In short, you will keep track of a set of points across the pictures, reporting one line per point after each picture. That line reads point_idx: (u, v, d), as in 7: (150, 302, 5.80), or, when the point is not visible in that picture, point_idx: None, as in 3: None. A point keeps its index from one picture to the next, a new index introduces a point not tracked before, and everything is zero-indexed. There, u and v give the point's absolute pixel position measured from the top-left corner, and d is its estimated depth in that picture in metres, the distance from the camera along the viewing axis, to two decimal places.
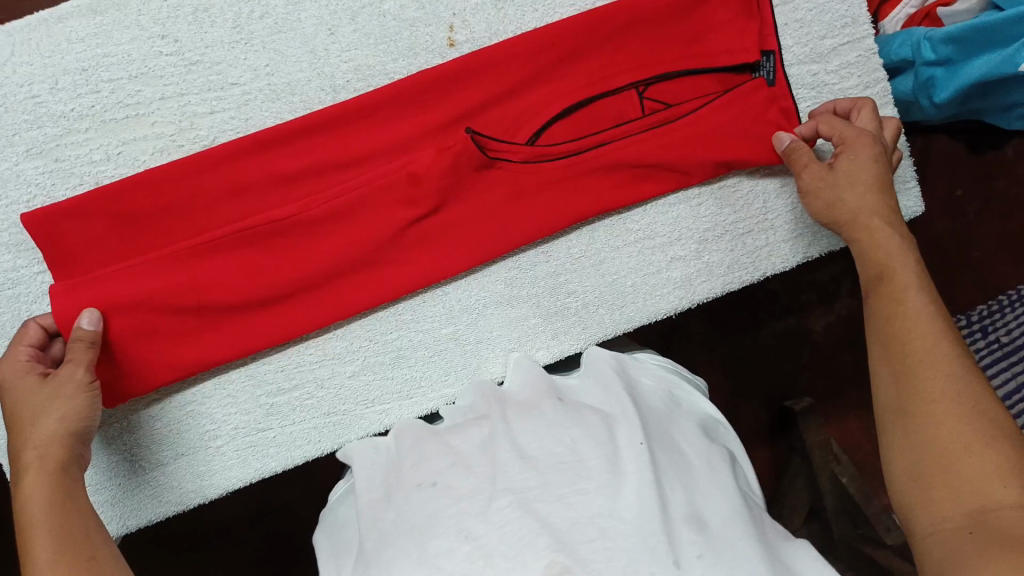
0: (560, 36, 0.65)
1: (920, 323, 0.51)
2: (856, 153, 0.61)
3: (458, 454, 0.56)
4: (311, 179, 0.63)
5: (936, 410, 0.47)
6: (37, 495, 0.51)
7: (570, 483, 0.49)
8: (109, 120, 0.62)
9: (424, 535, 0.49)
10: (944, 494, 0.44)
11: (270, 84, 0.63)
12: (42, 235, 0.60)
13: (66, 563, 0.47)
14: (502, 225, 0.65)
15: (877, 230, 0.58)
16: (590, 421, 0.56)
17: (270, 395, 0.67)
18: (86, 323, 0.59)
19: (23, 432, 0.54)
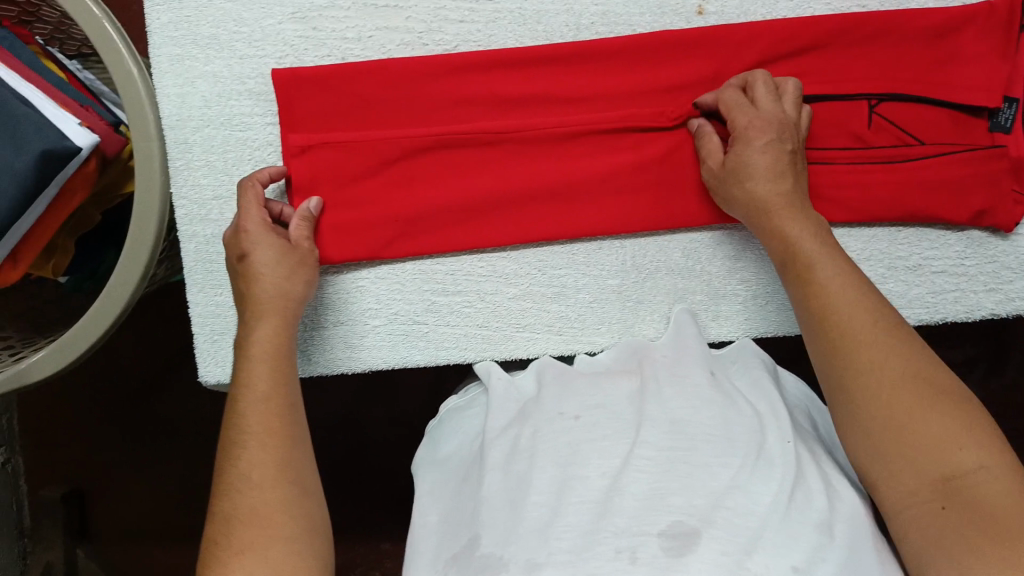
0: (806, 29, 0.65)
1: (866, 318, 0.51)
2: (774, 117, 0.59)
3: (607, 395, 0.59)
4: (533, 106, 0.67)
5: (876, 403, 0.48)
6: (265, 341, 0.57)
7: (714, 453, 0.52)
8: (370, 4, 0.67)
9: (572, 457, 0.53)
10: (897, 468, 0.46)
11: (521, 9, 0.66)
12: (284, 93, 0.66)
13: (276, 400, 0.54)
14: (695, 200, 0.67)
15: (784, 215, 0.57)
16: (738, 411, 0.56)
17: (435, 293, 0.70)
18: (312, 208, 0.65)
19: (281, 289, 0.60)
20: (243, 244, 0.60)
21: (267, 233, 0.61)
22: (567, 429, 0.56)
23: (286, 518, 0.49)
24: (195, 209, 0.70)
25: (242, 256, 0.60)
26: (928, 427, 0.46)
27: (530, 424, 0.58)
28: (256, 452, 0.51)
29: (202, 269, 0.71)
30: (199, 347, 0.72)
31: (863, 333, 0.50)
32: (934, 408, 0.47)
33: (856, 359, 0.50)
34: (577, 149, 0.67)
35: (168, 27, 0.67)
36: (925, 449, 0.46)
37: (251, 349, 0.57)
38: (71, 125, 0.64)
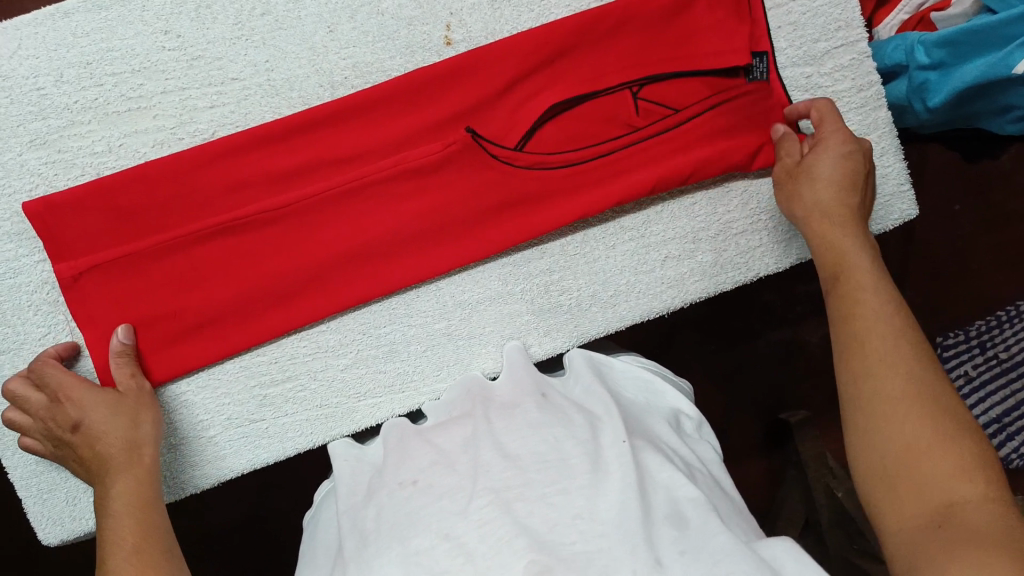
0: (553, 35, 0.65)
1: (881, 315, 0.52)
2: (835, 145, 0.61)
3: (441, 451, 0.57)
4: (307, 174, 0.64)
5: (893, 414, 0.47)
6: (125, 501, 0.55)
7: (552, 481, 0.51)
8: (111, 113, 0.63)
9: (410, 528, 0.51)
10: (886, 497, 0.46)
11: (270, 79, 0.64)
12: (41, 224, 0.61)
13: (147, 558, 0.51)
14: (487, 229, 0.66)
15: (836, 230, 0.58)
16: (555, 418, 0.57)
17: (264, 386, 0.67)
18: (124, 337, 0.62)
19: (119, 436, 0.58)
20: (71, 415, 0.58)
21: (80, 391, 0.59)
22: (405, 497, 0.54)
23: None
24: None
25: (74, 425, 0.58)
26: (900, 482, 0.45)
27: (377, 500, 0.56)
28: None
29: (11, 430, 0.65)
30: (30, 510, 0.67)
31: (900, 360, 0.49)
32: (946, 433, 0.45)
33: (862, 403, 0.49)
34: (364, 209, 0.65)
35: None
36: (904, 495, 0.45)
37: (119, 521, 0.54)
38: None
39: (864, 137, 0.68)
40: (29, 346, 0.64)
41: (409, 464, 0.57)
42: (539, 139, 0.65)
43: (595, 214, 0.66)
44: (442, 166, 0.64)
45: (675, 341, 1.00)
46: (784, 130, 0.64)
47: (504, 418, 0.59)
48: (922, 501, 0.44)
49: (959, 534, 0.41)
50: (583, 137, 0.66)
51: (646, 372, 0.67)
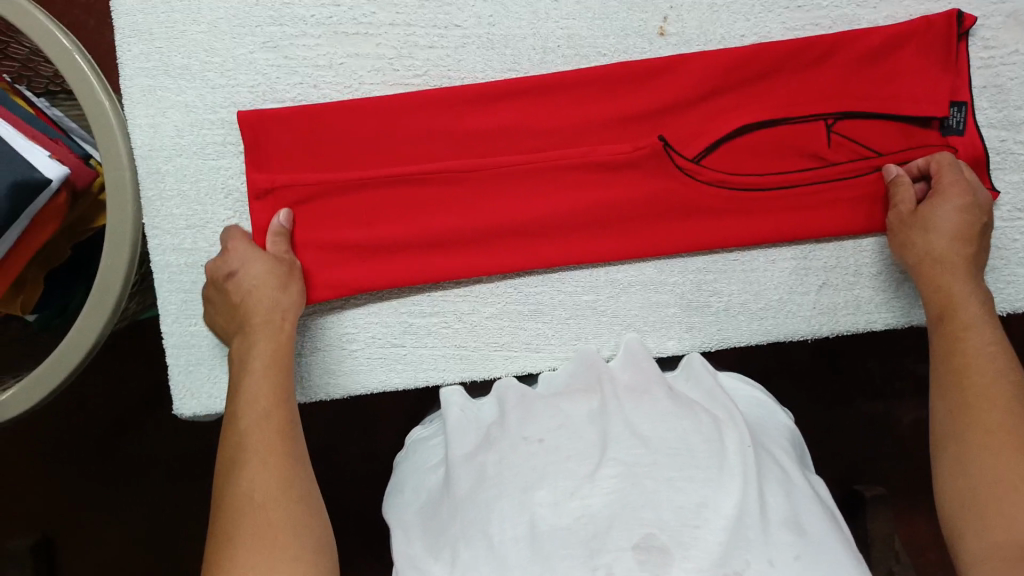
0: (761, 56, 0.67)
1: (985, 357, 0.58)
2: (949, 200, 0.63)
3: (568, 417, 0.58)
4: (500, 137, 0.68)
5: (986, 452, 0.54)
6: (258, 366, 0.60)
7: (679, 467, 0.51)
8: (340, 32, 0.67)
9: (534, 480, 0.52)
10: (993, 521, 0.51)
11: (490, 33, 0.68)
12: (250, 132, 0.66)
13: (272, 412, 0.58)
14: (653, 228, 0.69)
15: (945, 276, 0.63)
16: (679, 409, 0.57)
17: (412, 315, 0.70)
18: (286, 220, 0.66)
19: (264, 298, 0.63)
20: (228, 264, 0.63)
21: (240, 253, 0.64)
22: (532, 453, 0.55)
23: (289, 530, 0.52)
24: (169, 239, 0.69)
25: (230, 272, 0.63)
26: (1020, 516, 0.50)
27: (497, 449, 0.57)
28: (256, 470, 0.55)
29: (177, 299, 0.70)
30: (172, 378, 0.71)
31: (995, 413, 0.55)
32: None
33: (983, 441, 0.54)
34: (545, 183, 0.68)
35: (140, 58, 0.67)
36: (1017, 528, 0.50)
37: (244, 372, 0.60)
38: (40, 157, 0.67)
39: None
40: (213, 227, 0.69)
41: (539, 421, 0.58)
42: (723, 152, 0.68)
43: (759, 238, 0.68)
44: (629, 165, 0.67)
45: (777, 384, 0.99)
46: (897, 171, 0.66)
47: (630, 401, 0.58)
48: (1011, 535, 0.50)
49: None
50: (766, 160, 0.68)
51: (759, 391, 0.67)
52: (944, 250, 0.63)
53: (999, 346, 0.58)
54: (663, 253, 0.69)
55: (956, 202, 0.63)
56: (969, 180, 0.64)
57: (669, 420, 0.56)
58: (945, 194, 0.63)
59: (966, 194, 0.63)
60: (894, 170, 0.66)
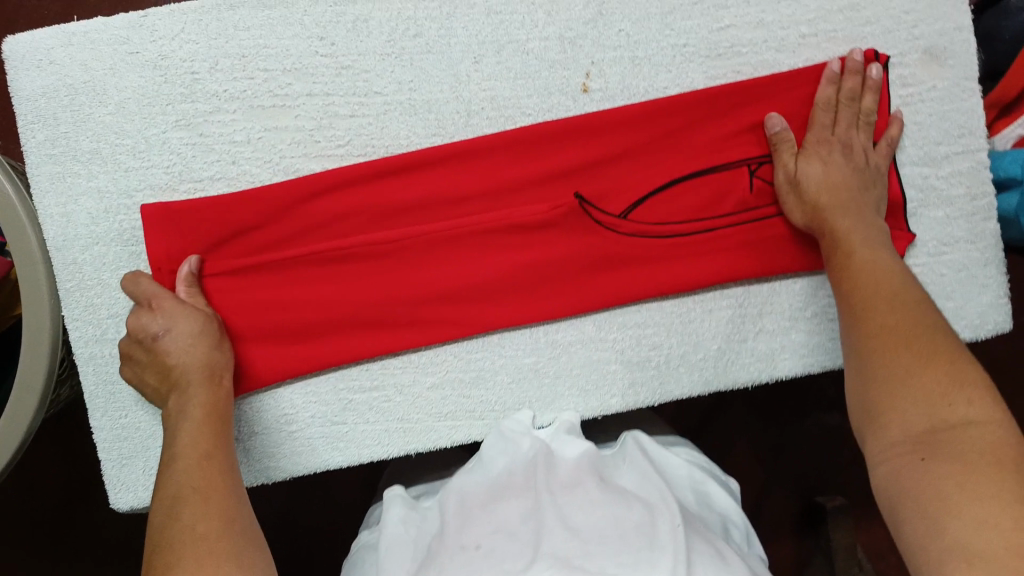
0: (680, 107, 0.67)
1: (885, 278, 0.58)
2: (824, 134, 0.66)
3: (502, 518, 0.57)
4: (425, 207, 0.66)
5: (879, 355, 0.52)
6: (190, 427, 0.57)
7: (611, 555, 0.50)
8: (256, 106, 0.65)
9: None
10: (893, 422, 0.49)
11: (411, 99, 0.66)
12: (165, 222, 0.64)
13: (215, 457, 0.56)
14: (588, 285, 0.68)
15: (841, 206, 0.63)
16: (605, 499, 0.56)
17: (350, 391, 0.68)
18: (193, 265, 0.63)
19: (198, 360, 0.61)
20: (156, 321, 0.61)
21: (169, 307, 0.62)
22: (468, 559, 0.53)
23: (230, 559, 0.48)
24: (90, 329, 0.66)
25: (156, 335, 0.61)
26: (908, 407, 0.48)
27: (434, 565, 0.54)
28: (190, 510, 0.51)
29: (103, 391, 0.66)
30: (106, 474, 0.66)
31: (892, 322, 0.54)
32: (935, 363, 0.50)
33: (872, 352, 0.53)
34: (474, 249, 0.67)
35: (46, 144, 0.64)
36: (908, 421, 0.48)
37: (178, 423, 0.58)
38: None
39: (970, 246, 0.69)
40: None
41: (475, 524, 0.56)
42: (649, 205, 0.67)
43: (693, 286, 0.67)
44: (557, 223, 0.67)
45: (731, 405, 0.99)
46: (778, 116, 0.66)
47: (562, 494, 0.57)
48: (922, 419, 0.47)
49: (964, 444, 0.45)
50: (696, 208, 0.67)
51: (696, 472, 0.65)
52: (834, 193, 0.63)
53: (892, 271, 0.58)
54: (599, 309, 0.68)
55: (839, 149, 0.65)
56: (851, 116, 0.67)
57: (601, 507, 0.55)
58: (830, 142, 0.66)
59: (853, 143, 0.66)
60: (775, 120, 0.66)
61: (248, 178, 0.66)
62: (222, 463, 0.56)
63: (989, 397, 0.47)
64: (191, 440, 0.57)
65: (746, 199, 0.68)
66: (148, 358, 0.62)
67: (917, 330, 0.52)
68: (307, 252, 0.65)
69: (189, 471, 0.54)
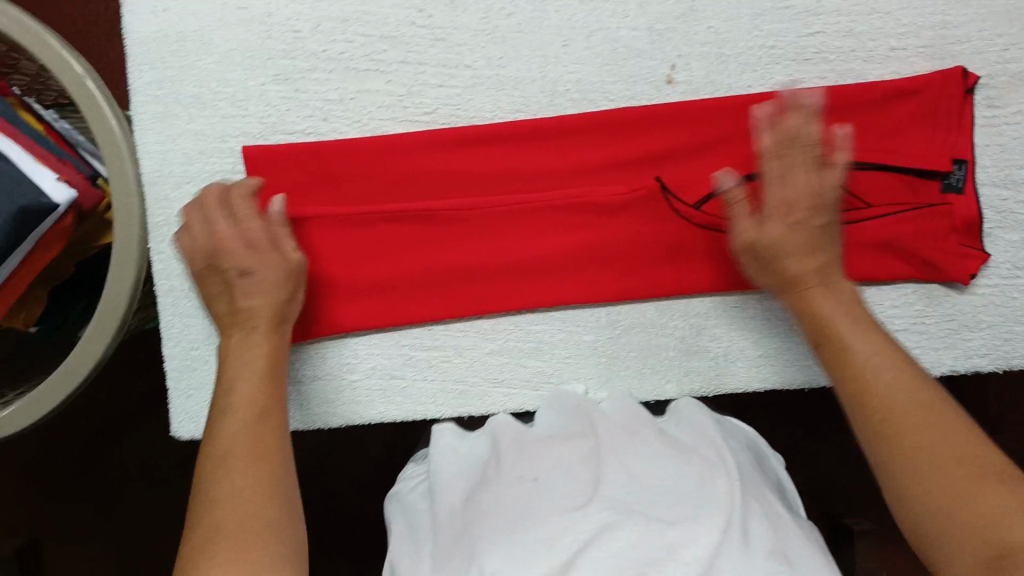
0: (763, 106, 0.68)
1: (909, 395, 0.53)
2: (782, 223, 0.63)
3: (561, 455, 0.59)
4: (503, 179, 0.69)
5: (908, 442, 0.51)
6: (243, 361, 0.60)
7: (671, 504, 0.53)
8: (352, 68, 0.68)
9: (525, 518, 0.54)
10: (940, 524, 0.47)
11: (499, 75, 0.68)
12: (262, 166, 0.68)
13: (266, 418, 0.56)
14: (654, 270, 0.69)
15: (814, 297, 0.62)
16: (656, 450, 0.58)
17: (414, 348, 0.70)
18: (278, 206, 0.65)
19: (268, 297, 0.63)
20: (241, 260, 0.63)
21: (240, 250, 0.63)
22: (527, 490, 0.56)
23: (274, 537, 0.49)
24: (173, 264, 0.69)
25: (243, 271, 0.63)
26: (945, 481, 0.48)
27: (491, 489, 0.58)
28: (239, 471, 0.52)
29: (180, 323, 0.70)
30: (173, 402, 0.70)
31: (903, 414, 0.52)
32: (974, 471, 0.48)
33: (888, 430, 0.52)
34: (545, 225, 0.69)
35: (152, 86, 0.68)
36: (952, 499, 0.47)
37: (234, 373, 0.59)
38: (48, 180, 0.66)
39: None
40: None
41: (532, 454, 0.60)
42: None
43: (758, 283, 0.69)
44: (629, 209, 0.68)
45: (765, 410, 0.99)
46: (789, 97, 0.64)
47: (622, 440, 0.60)
48: (971, 531, 0.46)
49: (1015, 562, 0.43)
50: None
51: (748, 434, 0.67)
52: (796, 265, 0.63)
53: (845, 313, 0.60)
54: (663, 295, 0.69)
55: (815, 214, 0.63)
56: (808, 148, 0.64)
57: (661, 459, 0.58)
58: (795, 208, 0.64)
59: (823, 181, 0.63)
60: (726, 175, 0.64)
61: (339, 136, 0.69)
62: (273, 426, 0.56)
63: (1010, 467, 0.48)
64: (247, 397, 0.57)
65: None
66: (222, 276, 0.64)
67: (931, 408, 0.52)
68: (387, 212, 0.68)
69: (241, 430, 0.55)
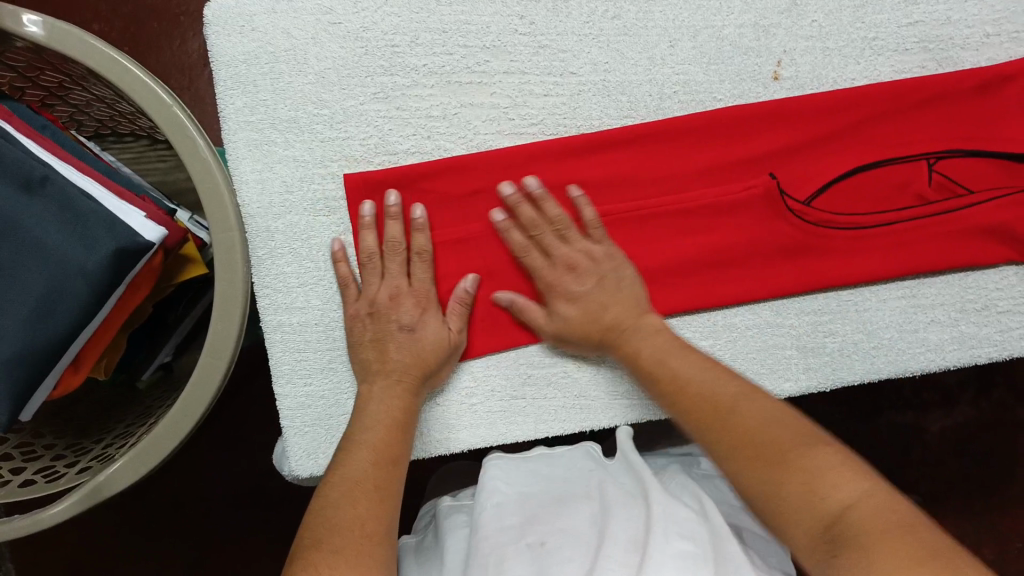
0: (866, 99, 0.68)
1: (769, 424, 0.49)
2: (570, 245, 0.64)
3: (571, 517, 0.56)
4: (613, 187, 0.67)
5: (748, 443, 0.48)
6: (376, 416, 0.59)
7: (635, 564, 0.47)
8: (454, 82, 0.65)
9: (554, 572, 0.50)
10: (790, 510, 0.44)
11: (605, 80, 0.66)
12: (364, 196, 0.65)
13: (378, 455, 0.56)
14: (766, 270, 0.68)
15: (630, 333, 0.62)
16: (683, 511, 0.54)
17: (532, 366, 0.69)
18: (419, 215, 0.64)
19: (421, 360, 0.63)
20: (405, 315, 0.64)
21: (408, 307, 0.64)
22: (533, 557, 0.52)
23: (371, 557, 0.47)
24: (278, 297, 0.66)
25: (406, 327, 0.64)
26: (792, 477, 0.45)
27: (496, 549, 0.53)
28: (347, 485, 0.53)
29: (291, 359, 0.67)
30: (288, 440, 0.67)
31: (744, 427, 0.49)
32: (784, 460, 0.45)
33: (737, 445, 0.48)
34: (659, 233, 0.68)
35: (244, 111, 0.64)
36: (793, 492, 0.44)
37: (364, 425, 0.59)
38: (138, 219, 0.63)
39: None
40: (326, 283, 0.66)
41: (548, 524, 0.56)
42: (831, 195, 0.68)
43: (869, 276, 0.69)
44: (739, 206, 0.67)
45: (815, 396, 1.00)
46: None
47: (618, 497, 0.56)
48: (818, 513, 0.42)
49: (872, 538, 0.39)
50: (875, 199, 0.69)
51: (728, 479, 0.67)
52: (599, 326, 0.63)
53: (656, 356, 0.59)
54: (774, 296, 0.68)
55: (598, 282, 0.64)
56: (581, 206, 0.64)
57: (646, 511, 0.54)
58: (579, 270, 0.64)
59: (594, 253, 0.64)
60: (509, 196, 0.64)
61: (443, 153, 0.66)
62: (392, 463, 0.56)
63: (879, 482, 0.43)
64: (374, 440, 0.57)
65: (924, 195, 0.69)
66: (368, 313, 0.64)
67: (767, 421, 0.49)
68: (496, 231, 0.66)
69: (359, 455, 0.55)
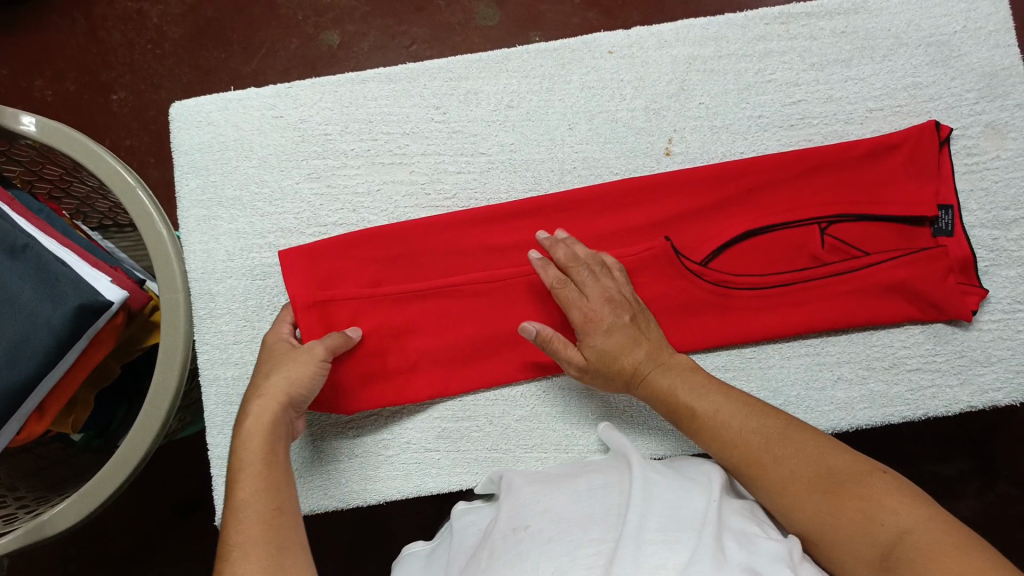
0: (751, 170, 0.73)
1: (827, 461, 0.54)
2: (600, 286, 0.66)
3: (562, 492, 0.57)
4: (518, 252, 0.73)
5: (801, 477, 0.53)
6: (255, 447, 0.57)
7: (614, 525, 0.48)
8: (378, 163, 0.75)
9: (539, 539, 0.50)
10: (845, 541, 0.50)
11: (511, 159, 0.75)
12: (297, 261, 0.70)
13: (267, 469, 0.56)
14: (668, 326, 0.72)
15: (665, 375, 0.64)
16: (669, 487, 0.53)
17: (445, 420, 0.73)
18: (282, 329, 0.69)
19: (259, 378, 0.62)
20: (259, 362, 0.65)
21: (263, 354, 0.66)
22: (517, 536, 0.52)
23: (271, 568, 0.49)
24: (216, 354, 0.73)
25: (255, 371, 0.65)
26: (852, 508, 0.51)
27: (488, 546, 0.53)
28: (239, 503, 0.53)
29: (223, 411, 0.73)
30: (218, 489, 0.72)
31: (792, 465, 0.54)
32: (851, 493, 0.51)
33: (787, 477, 0.54)
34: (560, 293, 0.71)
35: (197, 192, 0.75)
36: (851, 521, 0.50)
37: (241, 445, 0.58)
38: (103, 282, 0.73)
39: None
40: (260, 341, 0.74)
41: (532, 507, 0.55)
42: (726, 256, 0.71)
43: (768, 333, 0.71)
44: (634, 266, 0.70)
45: None
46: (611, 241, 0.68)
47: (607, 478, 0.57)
48: (881, 540, 0.48)
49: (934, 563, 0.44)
50: (770, 261, 0.72)
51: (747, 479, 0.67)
52: (632, 360, 0.65)
53: (698, 394, 0.62)
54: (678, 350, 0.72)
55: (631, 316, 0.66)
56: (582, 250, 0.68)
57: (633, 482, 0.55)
58: (615, 303, 0.66)
59: (625, 293, 0.67)
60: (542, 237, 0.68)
61: (366, 224, 0.74)
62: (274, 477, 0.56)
63: (920, 501, 0.50)
64: (252, 451, 0.57)
65: (821, 257, 0.71)
66: None
67: (820, 456, 0.54)
68: (412, 292, 0.70)
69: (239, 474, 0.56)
